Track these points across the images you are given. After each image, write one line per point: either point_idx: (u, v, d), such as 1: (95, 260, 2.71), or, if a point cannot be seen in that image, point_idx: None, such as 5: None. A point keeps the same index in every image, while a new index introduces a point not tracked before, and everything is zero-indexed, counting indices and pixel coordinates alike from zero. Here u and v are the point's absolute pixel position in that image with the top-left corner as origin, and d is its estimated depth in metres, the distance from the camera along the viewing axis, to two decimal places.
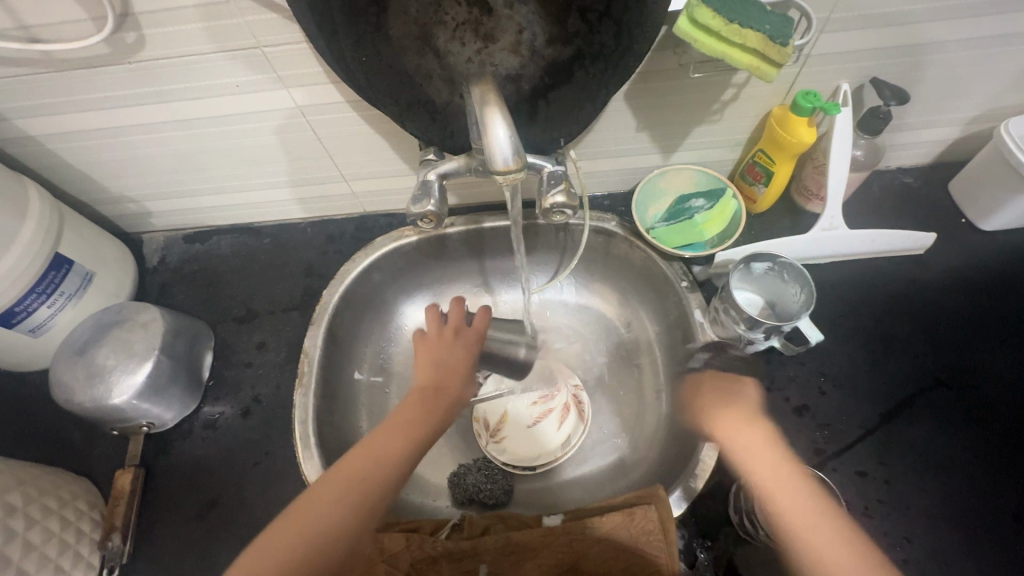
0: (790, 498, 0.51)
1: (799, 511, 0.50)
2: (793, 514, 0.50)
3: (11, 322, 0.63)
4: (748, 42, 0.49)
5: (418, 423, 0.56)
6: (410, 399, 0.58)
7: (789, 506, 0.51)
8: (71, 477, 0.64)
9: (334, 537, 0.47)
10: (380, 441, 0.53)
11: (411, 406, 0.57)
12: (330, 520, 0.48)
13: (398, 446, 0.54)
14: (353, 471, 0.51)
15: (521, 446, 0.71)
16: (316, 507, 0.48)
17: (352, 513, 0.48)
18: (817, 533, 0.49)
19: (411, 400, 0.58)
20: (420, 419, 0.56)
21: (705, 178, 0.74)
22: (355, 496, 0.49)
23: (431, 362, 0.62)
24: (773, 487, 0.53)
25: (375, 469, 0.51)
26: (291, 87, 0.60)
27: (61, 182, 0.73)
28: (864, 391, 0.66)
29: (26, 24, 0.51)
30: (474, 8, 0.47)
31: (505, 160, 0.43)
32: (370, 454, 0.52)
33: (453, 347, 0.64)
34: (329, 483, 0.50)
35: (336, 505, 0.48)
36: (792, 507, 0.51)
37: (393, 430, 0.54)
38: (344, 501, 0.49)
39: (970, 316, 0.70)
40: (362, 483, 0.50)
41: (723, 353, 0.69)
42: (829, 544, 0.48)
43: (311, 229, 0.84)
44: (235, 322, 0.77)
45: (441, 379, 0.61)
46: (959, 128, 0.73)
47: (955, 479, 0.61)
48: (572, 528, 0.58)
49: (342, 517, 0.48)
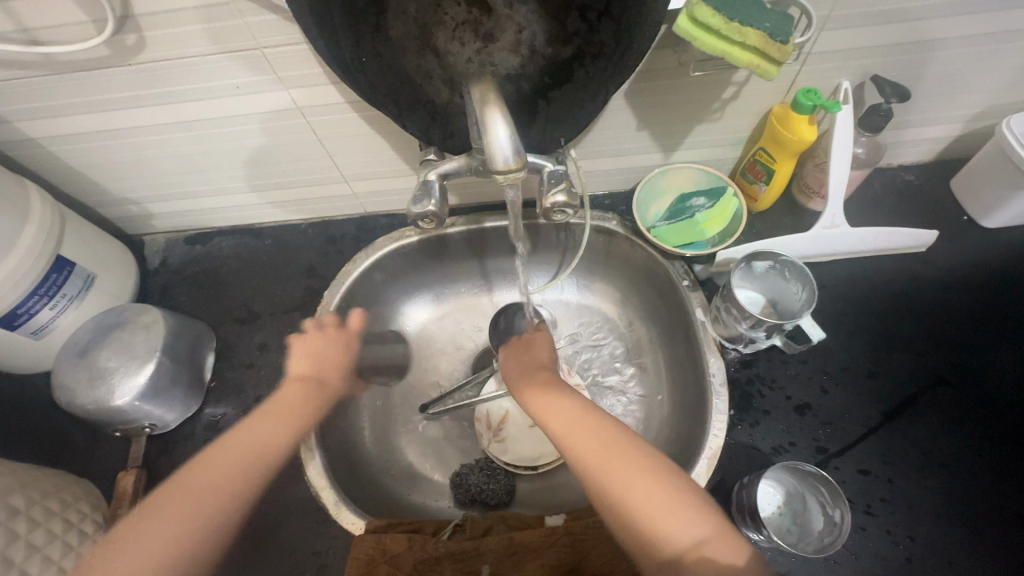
0: (580, 441, 0.52)
1: (595, 457, 0.51)
2: (592, 460, 0.51)
3: (13, 324, 0.64)
4: (748, 41, 0.49)
5: (304, 415, 0.63)
6: (291, 390, 0.64)
7: (580, 447, 0.52)
8: (74, 479, 0.64)
9: (221, 508, 0.52)
10: (246, 428, 0.59)
11: (294, 397, 0.64)
12: (226, 489, 0.53)
13: (273, 434, 0.60)
14: (239, 449, 0.57)
15: (524, 445, 0.73)
16: (202, 480, 0.53)
17: (232, 488, 0.54)
18: (621, 480, 0.49)
19: (286, 392, 0.64)
20: (305, 409, 0.63)
21: (706, 177, 0.74)
22: (243, 472, 0.55)
23: (304, 356, 0.67)
24: (568, 432, 0.54)
25: (261, 452, 0.57)
26: (292, 88, 0.60)
27: (62, 184, 0.73)
28: (866, 389, 0.66)
29: (27, 26, 0.51)
30: (473, 8, 0.46)
31: (506, 160, 0.43)
32: (256, 437, 0.58)
33: (328, 345, 0.69)
34: (219, 456, 0.56)
35: (220, 479, 0.54)
36: (587, 451, 0.52)
37: (269, 420, 0.61)
38: (232, 476, 0.54)
39: (972, 314, 0.70)
40: (247, 463, 0.56)
41: (726, 352, 0.69)
42: (639, 494, 0.48)
43: (312, 230, 0.84)
44: (236, 323, 0.77)
45: (318, 373, 0.67)
46: (960, 126, 0.73)
47: (958, 477, 0.61)
48: (575, 529, 0.58)
49: (232, 489, 0.54)
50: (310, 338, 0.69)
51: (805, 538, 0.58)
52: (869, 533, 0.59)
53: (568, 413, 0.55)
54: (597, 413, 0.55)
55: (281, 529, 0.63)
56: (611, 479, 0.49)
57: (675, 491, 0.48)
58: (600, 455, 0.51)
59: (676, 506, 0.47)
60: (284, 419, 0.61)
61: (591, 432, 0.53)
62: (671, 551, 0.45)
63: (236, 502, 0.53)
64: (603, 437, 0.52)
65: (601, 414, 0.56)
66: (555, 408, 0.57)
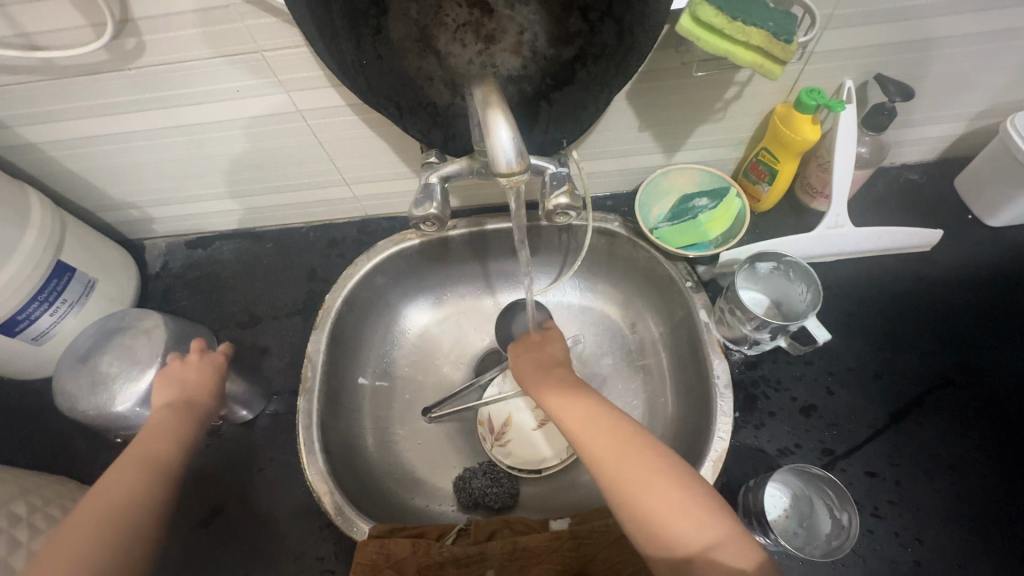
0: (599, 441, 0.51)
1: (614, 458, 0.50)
2: (612, 461, 0.50)
3: (13, 330, 0.63)
4: (752, 40, 0.49)
5: (182, 430, 0.56)
6: (155, 419, 0.57)
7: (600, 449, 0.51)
8: (75, 485, 0.64)
9: (133, 506, 0.49)
10: (144, 446, 0.54)
11: (167, 417, 0.57)
12: (115, 507, 0.48)
13: (167, 446, 0.55)
14: (128, 467, 0.51)
15: (527, 448, 0.72)
16: (103, 494, 0.49)
17: (139, 489, 0.50)
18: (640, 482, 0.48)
19: (166, 415, 0.57)
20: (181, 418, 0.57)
21: (708, 178, 0.73)
22: (135, 489, 0.50)
23: (164, 383, 0.60)
24: (585, 431, 0.53)
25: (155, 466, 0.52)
26: (291, 91, 0.60)
27: (62, 189, 0.73)
28: (872, 390, 0.65)
29: (26, 31, 0.51)
30: (474, 9, 0.46)
31: (509, 162, 0.43)
32: (143, 455, 0.53)
33: (203, 367, 0.62)
34: (108, 477, 0.50)
35: (124, 484, 0.50)
36: (605, 453, 0.51)
37: (159, 433, 0.55)
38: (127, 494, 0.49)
39: (978, 313, 0.69)
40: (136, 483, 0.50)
41: (730, 354, 0.68)
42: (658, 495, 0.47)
43: (312, 233, 0.84)
44: (238, 327, 0.77)
45: (186, 396, 0.60)
46: (964, 124, 0.72)
47: (966, 478, 0.60)
48: (580, 533, 0.58)
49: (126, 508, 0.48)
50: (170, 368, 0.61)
51: (811, 541, 0.57)
52: (877, 536, 0.58)
53: (587, 414, 0.54)
54: (616, 413, 0.54)
55: (284, 534, 0.63)
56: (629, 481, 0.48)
57: (695, 493, 0.47)
58: (620, 456, 0.50)
59: (695, 510, 0.46)
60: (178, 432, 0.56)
61: (609, 432, 0.52)
62: (689, 553, 0.44)
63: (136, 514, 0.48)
64: (621, 438, 0.51)
65: (619, 414, 0.55)
66: (573, 408, 0.56)
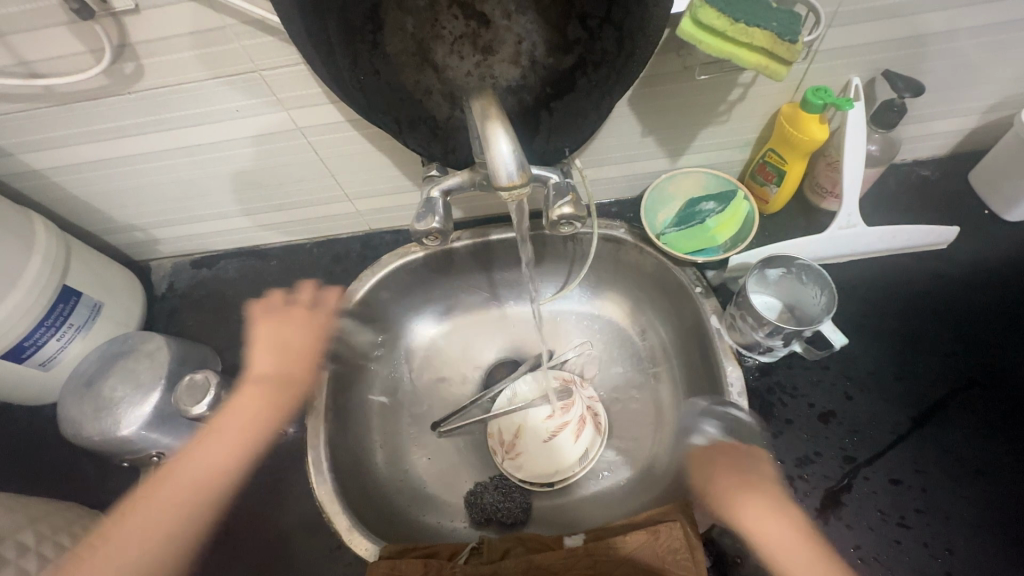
0: (779, 532, 0.55)
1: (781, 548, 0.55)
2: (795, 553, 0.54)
3: (20, 357, 0.63)
4: (755, 42, 0.48)
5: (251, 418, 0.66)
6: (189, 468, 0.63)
7: (777, 539, 0.55)
8: (83, 512, 0.64)
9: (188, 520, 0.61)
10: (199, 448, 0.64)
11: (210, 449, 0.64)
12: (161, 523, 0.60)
13: (219, 462, 0.64)
14: (196, 473, 0.63)
15: (539, 462, 0.69)
16: (151, 519, 0.60)
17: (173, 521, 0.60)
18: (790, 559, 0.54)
19: (246, 392, 0.68)
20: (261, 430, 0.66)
21: (715, 181, 0.73)
22: (183, 511, 0.61)
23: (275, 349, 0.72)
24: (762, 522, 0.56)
25: (206, 479, 0.63)
26: (290, 109, 0.60)
27: (67, 214, 0.73)
28: (893, 396, 0.63)
29: (26, 59, 0.51)
30: (471, 21, 0.46)
31: (510, 175, 0.42)
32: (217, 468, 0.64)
33: (296, 314, 0.74)
34: (140, 510, 0.60)
35: (161, 510, 0.60)
36: (793, 558, 0.54)
37: (216, 445, 0.64)
38: (149, 545, 0.59)
39: (1000, 312, 0.67)
40: (179, 488, 0.62)
41: (744, 360, 0.67)
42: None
43: (317, 249, 0.83)
44: (243, 346, 0.76)
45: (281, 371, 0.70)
46: (976, 117, 0.71)
47: (997, 484, 0.58)
48: (595, 550, 0.56)
49: (171, 520, 0.60)
50: (281, 316, 0.75)
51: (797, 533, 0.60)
52: (905, 547, 0.56)
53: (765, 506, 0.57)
54: (766, 483, 0.59)
55: (294, 556, 0.62)
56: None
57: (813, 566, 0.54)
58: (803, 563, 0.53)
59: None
60: (242, 422, 0.66)
61: (785, 525, 0.56)
62: None
63: (193, 522, 0.62)
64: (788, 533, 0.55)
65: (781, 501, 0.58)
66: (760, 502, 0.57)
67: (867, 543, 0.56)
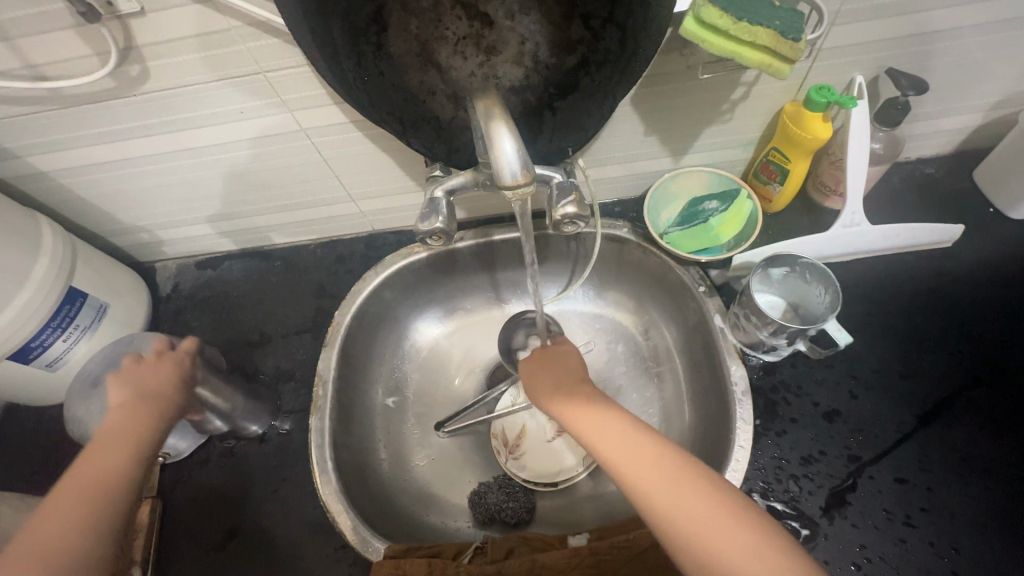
0: (626, 450, 0.48)
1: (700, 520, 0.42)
2: (641, 473, 0.46)
3: (27, 358, 0.64)
4: (759, 40, 0.48)
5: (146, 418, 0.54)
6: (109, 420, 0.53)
7: (625, 457, 0.47)
8: None
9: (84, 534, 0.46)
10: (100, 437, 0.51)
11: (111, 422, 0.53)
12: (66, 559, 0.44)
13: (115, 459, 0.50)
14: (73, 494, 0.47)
15: (541, 461, 0.71)
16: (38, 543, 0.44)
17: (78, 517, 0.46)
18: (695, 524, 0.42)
19: (113, 416, 0.53)
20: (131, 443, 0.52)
21: (718, 180, 0.73)
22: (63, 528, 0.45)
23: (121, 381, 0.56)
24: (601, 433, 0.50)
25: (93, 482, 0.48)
26: (295, 110, 0.60)
27: (73, 215, 0.73)
28: (898, 394, 0.63)
29: (33, 62, 0.51)
30: (474, 22, 0.46)
31: (513, 174, 0.42)
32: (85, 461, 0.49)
33: (163, 364, 0.59)
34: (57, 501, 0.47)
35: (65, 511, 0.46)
36: (640, 473, 0.46)
37: (115, 436, 0.52)
38: (65, 519, 0.45)
39: (1006, 310, 0.67)
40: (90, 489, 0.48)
41: (747, 360, 0.67)
42: (672, 500, 0.43)
43: (320, 250, 0.84)
44: (248, 346, 0.76)
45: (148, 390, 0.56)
46: (981, 115, 0.70)
47: (1003, 483, 0.58)
48: (600, 549, 0.56)
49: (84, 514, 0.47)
50: (126, 371, 0.57)
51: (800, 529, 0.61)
52: (911, 545, 0.56)
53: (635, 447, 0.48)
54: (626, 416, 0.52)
55: (299, 555, 0.62)
56: (654, 491, 0.44)
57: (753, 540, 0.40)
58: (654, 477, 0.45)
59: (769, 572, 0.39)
60: (119, 434, 0.52)
61: (626, 433, 0.49)
62: None
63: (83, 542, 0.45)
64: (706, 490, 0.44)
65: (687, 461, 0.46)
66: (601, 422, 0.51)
67: (873, 542, 0.56)
